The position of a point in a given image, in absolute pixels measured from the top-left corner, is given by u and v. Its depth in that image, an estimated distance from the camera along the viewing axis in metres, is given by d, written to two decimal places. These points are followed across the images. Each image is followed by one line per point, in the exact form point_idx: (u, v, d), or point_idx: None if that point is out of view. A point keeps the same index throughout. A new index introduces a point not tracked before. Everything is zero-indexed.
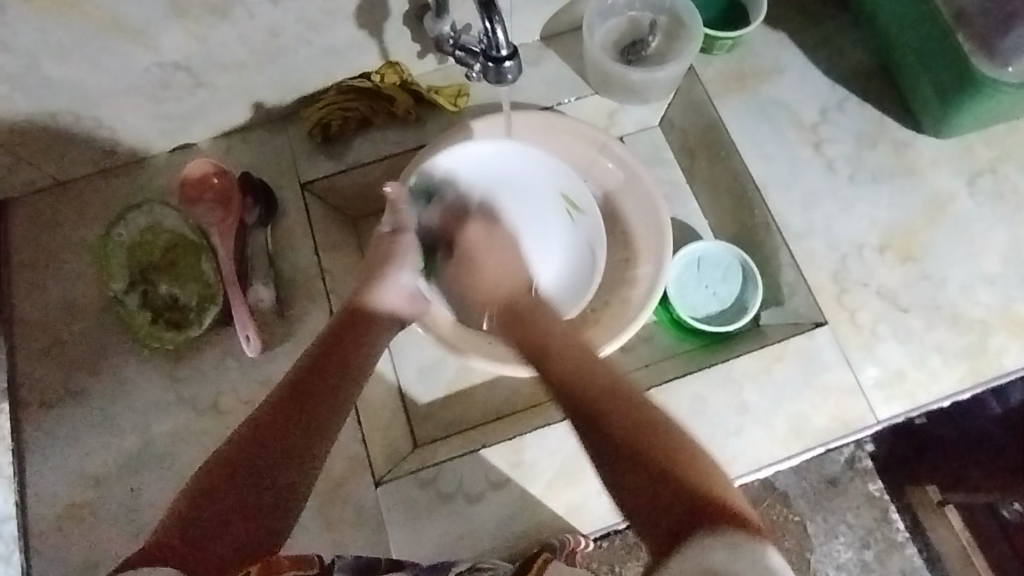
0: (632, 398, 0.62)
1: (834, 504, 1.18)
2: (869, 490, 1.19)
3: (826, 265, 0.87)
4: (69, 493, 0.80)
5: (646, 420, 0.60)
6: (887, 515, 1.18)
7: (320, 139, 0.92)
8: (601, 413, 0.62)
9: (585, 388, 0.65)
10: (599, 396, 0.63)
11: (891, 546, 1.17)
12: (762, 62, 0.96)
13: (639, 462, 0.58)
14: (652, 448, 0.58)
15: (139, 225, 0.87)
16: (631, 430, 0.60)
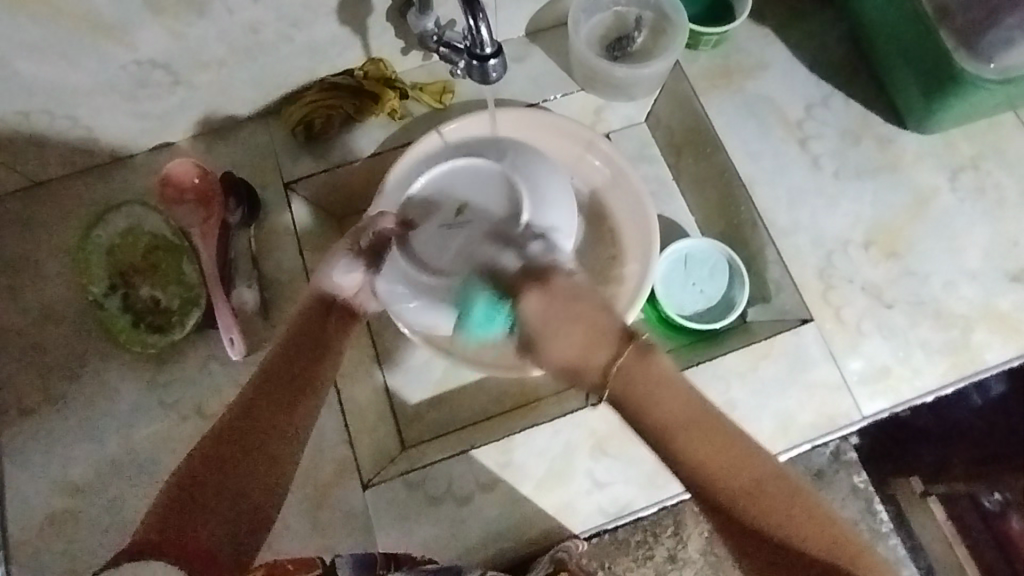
0: (744, 467, 0.59)
1: (821, 496, 1.17)
2: (854, 483, 1.17)
3: (812, 262, 0.87)
4: (50, 500, 0.79)
5: (767, 484, 0.60)
6: (870, 506, 1.17)
7: (303, 137, 0.91)
8: (728, 487, 0.60)
9: (698, 459, 0.60)
10: (717, 465, 0.60)
11: (874, 537, 1.17)
12: (748, 58, 0.96)
13: (769, 542, 0.59)
14: (794, 522, 0.59)
15: (119, 227, 0.86)
16: (763, 509, 0.59)
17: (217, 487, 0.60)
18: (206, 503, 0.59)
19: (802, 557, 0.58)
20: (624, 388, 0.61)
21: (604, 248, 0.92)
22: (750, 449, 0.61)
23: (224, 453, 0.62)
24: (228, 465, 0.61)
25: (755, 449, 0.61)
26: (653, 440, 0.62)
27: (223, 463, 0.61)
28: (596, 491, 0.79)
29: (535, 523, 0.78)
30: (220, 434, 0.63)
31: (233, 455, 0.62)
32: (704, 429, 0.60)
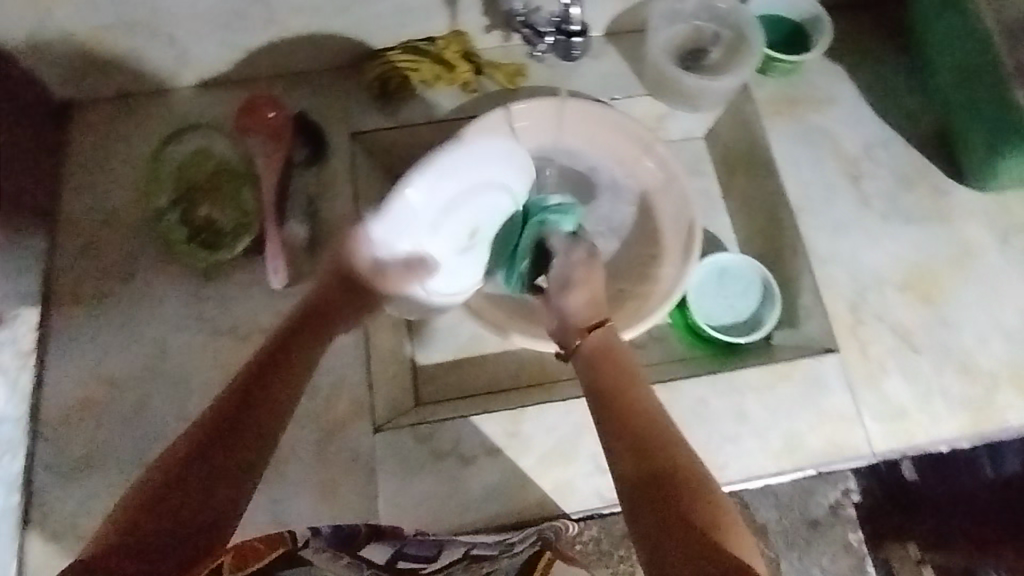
0: (653, 420, 0.68)
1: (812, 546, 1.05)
2: (847, 538, 1.07)
3: (846, 296, 0.88)
4: (83, 387, 0.83)
5: (677, 484, 0.61)
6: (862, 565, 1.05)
7: (377, 93, 0.95)
8: (647, 482, 0.62)
9: (624, 428, 0.68)
10: (650, 445, 0.65)
11: None
12: (816, 90, 0.98)
13: (663, 521, 0.59)
14: (664, 491, 0.61)
15: (192, 147, 0.92)
16: (661, 493, 0.61)
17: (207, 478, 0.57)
18: (176, 510, 0.54)
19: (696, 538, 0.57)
20: (601, 351, 0.77)
21: (646, 246, 0.96)
22: (674, 445, 0.65)
23: (212, 451, 0.59)
24: (222, 458, 0.59)
25: (656, 408, 0.70)
26: (602, 413, 0.70)
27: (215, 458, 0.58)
28: (596, 475, 0.80)
29: (532, 495, 0.79)
30: (203, 436, 0.60)
31: (222, 448, 0.59)
32: (637, 411, 0.69)
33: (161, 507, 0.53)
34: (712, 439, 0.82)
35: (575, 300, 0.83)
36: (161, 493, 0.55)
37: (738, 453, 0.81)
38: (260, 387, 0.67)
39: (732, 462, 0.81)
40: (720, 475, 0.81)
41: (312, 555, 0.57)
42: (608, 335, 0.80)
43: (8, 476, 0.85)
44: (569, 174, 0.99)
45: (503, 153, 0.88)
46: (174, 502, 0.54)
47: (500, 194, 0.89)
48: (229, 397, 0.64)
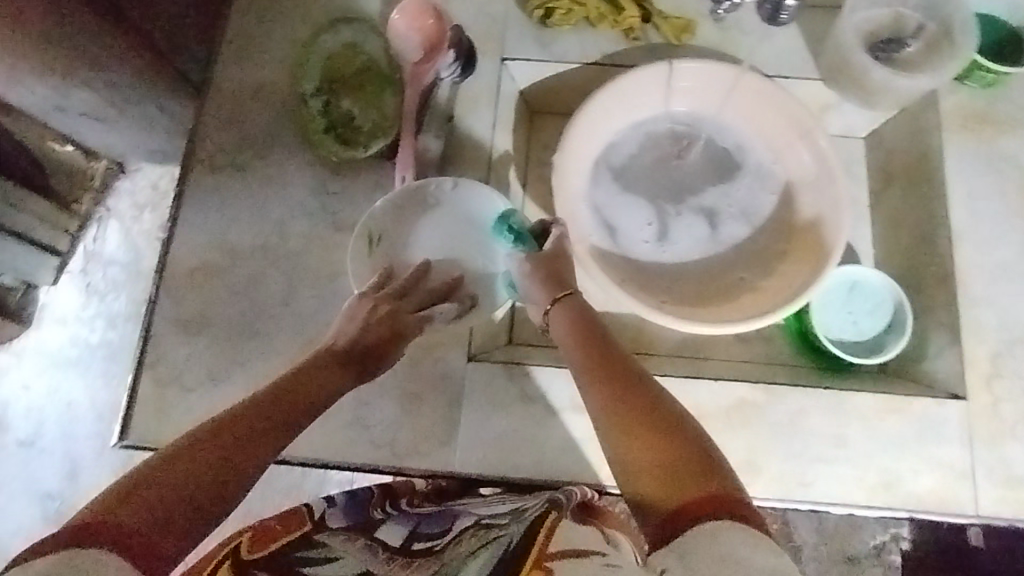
0: (618, 357, 0.65)
1: None
2: None
3: (989, 343, 0.81)
4: (206, 251, 0.87)
5: (647, 408, 0.57)
6: None
7: (538, 21, 0.91)
8: (636, 425, 0.56)
9: (596, 370, 0.63)
10: (628, 383, 0.61)
11: None
12: (1012, 113, 0.88)
13: (640, 448, 0.54)
14: (643, 427, 0.56)
15: (344, 39, 0.92)
16: (644, 428, 0.55)
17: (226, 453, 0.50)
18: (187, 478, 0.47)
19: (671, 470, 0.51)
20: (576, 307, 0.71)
21: (781, 239, 0.90)
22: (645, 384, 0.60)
23: (234, 430, 0.52)
24: (240, 435, 0.52)
25: (622, 353, 0.66)
26: (585, 361, 0.65)
27: (235, 437, 0.51)
28: None
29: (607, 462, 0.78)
30: (228, 415, 0.53)
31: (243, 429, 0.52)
32: (607, 355, 0.65)
33: (172, 473, 0.47)
34: (805, 454, 0.78)
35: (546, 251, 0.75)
36: (176, 460, 0.48)
37: (830, 475, 0.77)
38: (290, 384, 0.60)
39: (820, 484, 0.77)
40: (804, 493, 0.77)
41: (329, 536, 0.58)
42: (563, 278, 0.73)
43: (110, 311, 1.15)
44: (717, 148, 0.92)
45: (666, 91, 0.89)
46: (185, 478, 0.47)
47: (664, 119, 0.92)
48: (258, 393, 0.57)
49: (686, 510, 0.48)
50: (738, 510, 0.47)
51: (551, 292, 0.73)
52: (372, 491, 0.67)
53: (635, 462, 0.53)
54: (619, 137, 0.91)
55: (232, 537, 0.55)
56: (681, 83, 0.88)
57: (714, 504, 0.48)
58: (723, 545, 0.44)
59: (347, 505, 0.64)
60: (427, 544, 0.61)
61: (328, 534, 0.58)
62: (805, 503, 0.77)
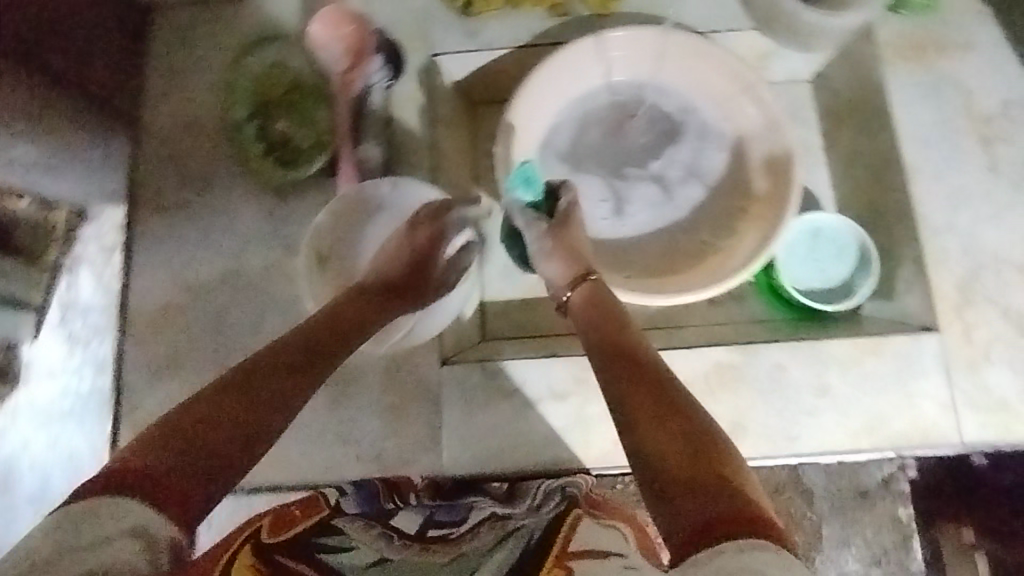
0: (637, 348, 0.61)
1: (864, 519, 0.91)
2: (897, 514, 0.90)
3: (957, 270, 0.80)
4: (163, 293, 0.85)
5: (672, 401, 0.54)
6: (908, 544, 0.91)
7: (460, 10, 0.89)
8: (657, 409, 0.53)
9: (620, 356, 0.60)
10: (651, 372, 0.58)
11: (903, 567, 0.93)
12: (949, 35, 0.87)
13: (663, 433, 0.50)
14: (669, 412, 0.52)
15: (268, 59, 0.90)
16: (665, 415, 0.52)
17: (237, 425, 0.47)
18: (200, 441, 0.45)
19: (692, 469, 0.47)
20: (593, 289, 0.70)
21: (745, 198, 0.88)
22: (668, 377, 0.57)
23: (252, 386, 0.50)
24: (231, 409, 0.48)
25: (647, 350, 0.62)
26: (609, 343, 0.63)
27: (251, 396, 0.49)
28: None
29: (593, 445, 0.78)
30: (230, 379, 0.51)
31: (259, 392, 0.50)
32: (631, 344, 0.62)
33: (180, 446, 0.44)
34: (788, 408, 0.78)
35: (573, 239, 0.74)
36: (182, 432, 0.45)
37: (815, 424, 0.77)
38: (315, 347, 0.57)
39: (806, 435, 0.77)
40: (791, 447, 0.78)
41: (346, 523, 0.57)
42: (579, 252, 0.73)
43: (95, 358, 0.86)
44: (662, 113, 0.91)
45: (601, 64, 0.87)
46: (188, 443, 0.45)
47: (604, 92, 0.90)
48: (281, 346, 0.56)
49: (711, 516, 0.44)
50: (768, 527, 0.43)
51: (571, 272, 0.72)
52: (379, 486, 0.68)
53: (655, 448, 0.49)
54: (560, 118, 0.89)
55: (253, 522, 0.54)
56: (613, 53, 0.87)
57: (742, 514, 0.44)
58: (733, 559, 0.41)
59: (360, 497, 0.64)
60: (446, 534, 0.60)
61: (345, 519, 0.58)
62: (793, 457, 0.78)
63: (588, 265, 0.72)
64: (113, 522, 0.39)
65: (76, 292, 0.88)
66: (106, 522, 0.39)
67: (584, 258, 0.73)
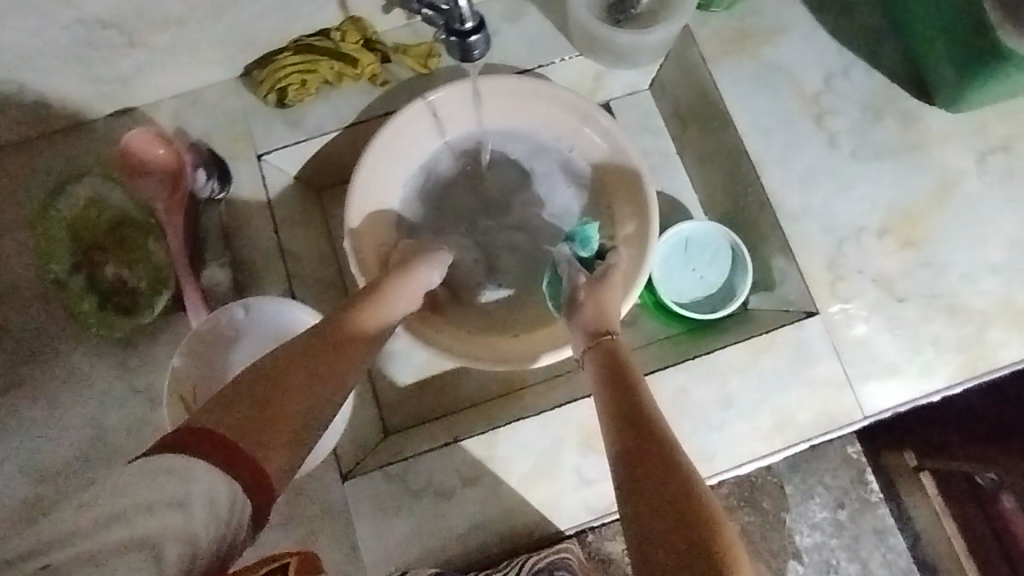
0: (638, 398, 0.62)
1: (815, 466, 1.12)
2: (847, 452, 1.13)
3: (821, 251, 0.82)
4: (21, 489, 0.75)
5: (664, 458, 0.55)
6: (862, 477, 1.12)
7: (275, 104, 0.84)
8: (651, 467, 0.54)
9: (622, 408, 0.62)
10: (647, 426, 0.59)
11: (863, 505, 1.12)
12: (763, 20, 0.87)
13: (658, 494, 0.52)
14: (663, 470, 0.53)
15: (80, 200, 0.82)
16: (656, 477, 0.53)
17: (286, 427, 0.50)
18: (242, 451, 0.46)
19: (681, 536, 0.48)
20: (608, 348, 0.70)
21: (600, 227, 0.87)
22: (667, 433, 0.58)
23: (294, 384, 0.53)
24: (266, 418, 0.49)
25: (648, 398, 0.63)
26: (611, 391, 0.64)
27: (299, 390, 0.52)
28: (582, 487, 0.76)
29: (519, 519, 0.76)
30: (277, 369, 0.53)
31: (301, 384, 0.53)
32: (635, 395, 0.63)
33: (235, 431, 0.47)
34: (698, 429, 0.77)
35: (578, 296, 0.75)
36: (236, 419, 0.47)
37: (727, 438, 0.77)
38: (336, 347, 0.58)
39: (720, 451, 0.77)
40: (710, 466, 0.77)
41: None
42: (605, 316, 0.73)
43: None
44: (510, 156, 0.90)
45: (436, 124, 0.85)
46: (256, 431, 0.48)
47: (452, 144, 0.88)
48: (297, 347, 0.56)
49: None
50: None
51: (586, 328, 0.73)
52: None
53: (649, 512, 0.51)
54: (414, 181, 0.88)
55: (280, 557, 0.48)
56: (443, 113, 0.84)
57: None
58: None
59: None
60: None
61: None
62: (716, 475, 0.77)
63: (611, 322, 0.73)
64: (192, 519, 0.41)
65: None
66: (190, 515, 0.41)
67: (609, 318, 0.73)
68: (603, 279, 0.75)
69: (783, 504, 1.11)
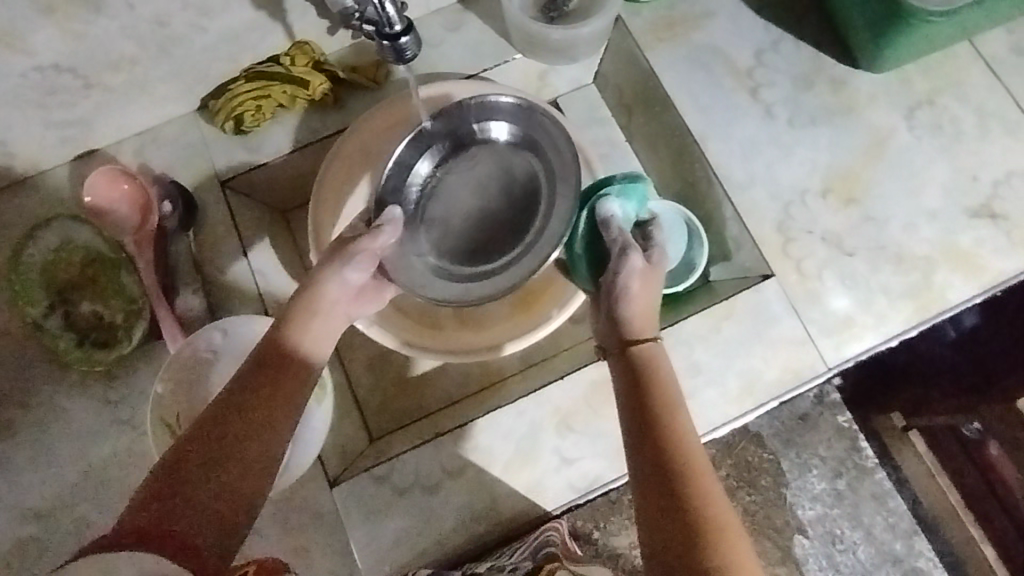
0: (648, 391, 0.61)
1: (808, 439, 1.04)
2: (839, 422, 1.05)
3: (769, 216, 0.85)
4: (13, 530, 0.77)
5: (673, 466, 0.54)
6: (856, 444, 1.06)
7: (234, 132, 0.85)
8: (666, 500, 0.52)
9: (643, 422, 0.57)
10: (668, 442, 0.55)
11: (861, 473, 1.05)
12: (692, 6, 0.91)
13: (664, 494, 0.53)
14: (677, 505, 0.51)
15: (50, 244, 0.83)
16: (672, 515, 0.51)
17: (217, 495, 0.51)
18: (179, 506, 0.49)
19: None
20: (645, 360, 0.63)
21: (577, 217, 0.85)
22: (688, 445, 0.55)
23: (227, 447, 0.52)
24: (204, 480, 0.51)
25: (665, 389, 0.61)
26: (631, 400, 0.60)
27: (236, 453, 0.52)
28: (564, 467, 0.78)
29: (505, 505, 0.77)
30: (208, 436, 0.52)
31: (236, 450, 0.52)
32: (656, 406, 0.58)
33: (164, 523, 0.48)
34: None
35: (627, 288, 0.67)
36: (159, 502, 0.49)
37: (699, 404, 0.80)
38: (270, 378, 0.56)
39: (694, 417, 0.80)
40: None
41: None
42: (638, 325, 0.66)
43: None
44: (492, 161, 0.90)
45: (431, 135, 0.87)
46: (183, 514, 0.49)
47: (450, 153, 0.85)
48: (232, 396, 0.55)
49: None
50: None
51: (619, 332, 0.66)
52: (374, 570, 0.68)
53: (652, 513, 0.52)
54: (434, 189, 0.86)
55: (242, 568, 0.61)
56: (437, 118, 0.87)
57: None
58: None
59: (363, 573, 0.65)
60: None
61: None
62: None
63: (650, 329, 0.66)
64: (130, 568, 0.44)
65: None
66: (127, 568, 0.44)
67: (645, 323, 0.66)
68: (653, 269, 0.69)
69: (781, 478, 1.04)
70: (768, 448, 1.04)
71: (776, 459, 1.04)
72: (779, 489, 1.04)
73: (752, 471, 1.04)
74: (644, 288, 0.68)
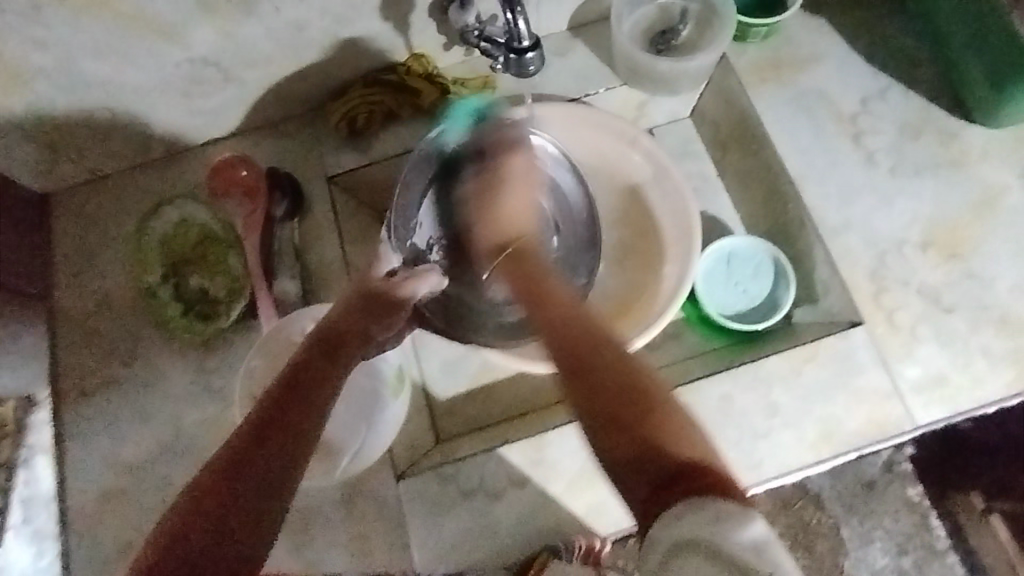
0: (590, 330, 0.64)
1: (871, 507, 0.98)
2: (909, 496, 0.99)
3: (863, 263, 0.83)
4: (104, 479, 0.82)
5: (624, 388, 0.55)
6: (927, 521, 0.99)
7: (346, 132, 0.91)
8: (582, 383, 0.57)
9: (550, 321, 0.67)
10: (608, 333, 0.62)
11: (930, 553, 0.99)
12: (799, 50, 0.92)
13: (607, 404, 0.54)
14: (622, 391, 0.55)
15: (172, 219, 0.91)
16: (615, 389, 0.55)
17: (254, 490, 0.53)
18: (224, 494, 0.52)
19: (640, 440, 0.51)
20: (519, 253, 0.81)
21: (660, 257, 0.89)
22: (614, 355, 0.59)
23: (267, 428, 0.57)
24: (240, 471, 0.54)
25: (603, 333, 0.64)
26: (534, 308, 0.70)
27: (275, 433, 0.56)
28: None
29: (565, 521, 0.77)
30: (250, 430, 0.56)
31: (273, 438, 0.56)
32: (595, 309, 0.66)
33: (194, 528, 0.51)
34: (744, 436, 0.78)
35: (508, 172, 0.85)
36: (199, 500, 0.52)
37: (774, 446, 0.78)
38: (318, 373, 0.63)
39: (769, 458, 0.77)
40: (760, 472, 0.77)
41: None
42: (504, 221, 0.84)
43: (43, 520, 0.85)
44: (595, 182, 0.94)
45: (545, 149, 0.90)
46: (211, 516, 0.51)
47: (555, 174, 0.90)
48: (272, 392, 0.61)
49: (665, 480, 0.47)
50: (722, 487, 0.46)
51: (495, 235, 0.84)
52: None
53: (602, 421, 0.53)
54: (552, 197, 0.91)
55: None
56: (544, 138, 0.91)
57: (695, 476, 0.47)
58: (691, 528, 0.43)
59: None
60: None
61: None
62: (764, 483, 0.77)
63: (504, 233, 0.84)
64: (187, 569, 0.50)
65: (37, 484, 0.88)
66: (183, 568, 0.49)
67: (502, 229, 0.84)
68: (492, 179, 0.85)
69: (840, 546, 0.97)
70: (830, 511, 0.96)
71: (837, 525, 0.97)
72: (836, 555, 0.97)
73: (809, 535, 0.97)
74: (522, 178, 0.86)
